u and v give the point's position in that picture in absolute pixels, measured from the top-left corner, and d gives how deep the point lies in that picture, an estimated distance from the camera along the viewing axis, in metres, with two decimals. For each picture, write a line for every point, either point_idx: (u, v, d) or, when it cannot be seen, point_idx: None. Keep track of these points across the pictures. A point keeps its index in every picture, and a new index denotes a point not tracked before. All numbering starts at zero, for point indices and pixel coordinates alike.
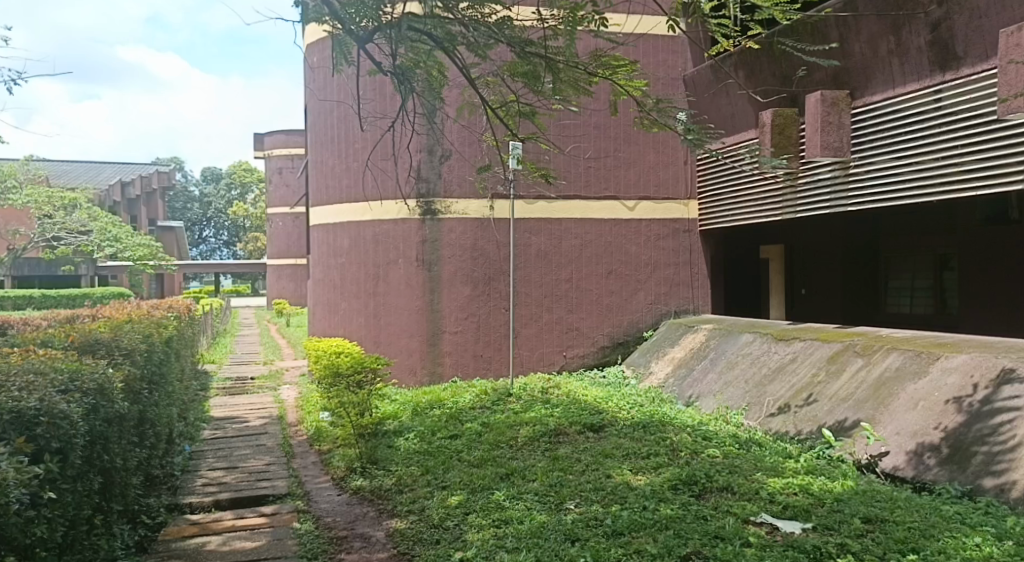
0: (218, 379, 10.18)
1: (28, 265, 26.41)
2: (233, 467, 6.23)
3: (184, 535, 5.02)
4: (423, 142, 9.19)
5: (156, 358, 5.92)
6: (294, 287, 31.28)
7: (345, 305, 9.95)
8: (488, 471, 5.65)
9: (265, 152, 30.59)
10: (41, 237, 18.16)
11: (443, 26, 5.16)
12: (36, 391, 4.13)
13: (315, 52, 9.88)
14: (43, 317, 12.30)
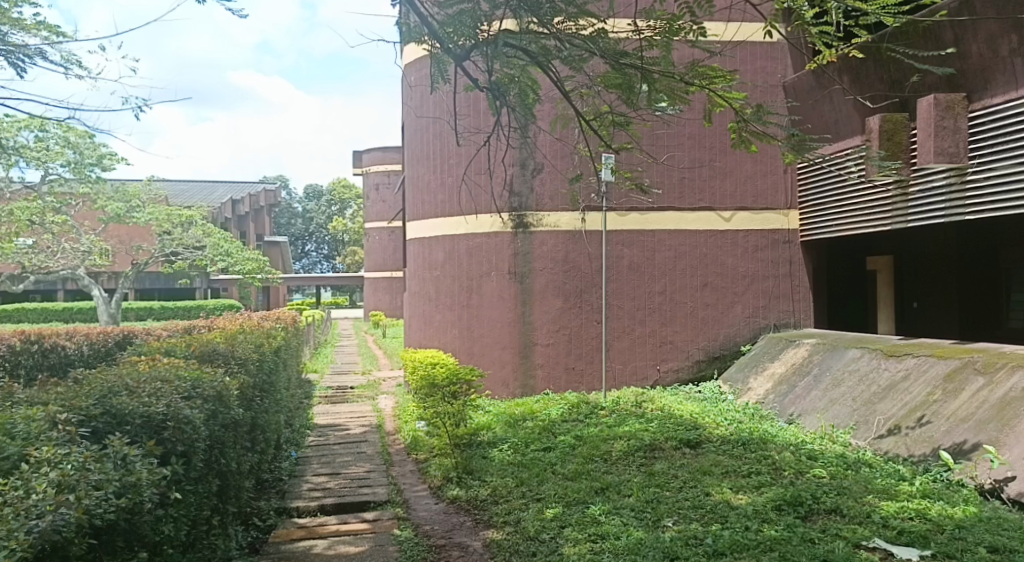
0: (321, 388, 10.61)
1: (150, 279, 28.43)
2: (336, 473, 6.45)
3: (293, 538, 5.23)
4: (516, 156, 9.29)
5: (267, 366, 6.24)
6: (390, 300, 32.17)
7: (439, 317, 10.13)
8: (583, 485, 5.62)
9: (363, 169, 31.80)
10: (161, 251, 19.59)
11: (538, 42, 5.17)
12: (163, 397, 4.49)
13: (413, 71, 10.19)
14: (163, 327, 13.27)
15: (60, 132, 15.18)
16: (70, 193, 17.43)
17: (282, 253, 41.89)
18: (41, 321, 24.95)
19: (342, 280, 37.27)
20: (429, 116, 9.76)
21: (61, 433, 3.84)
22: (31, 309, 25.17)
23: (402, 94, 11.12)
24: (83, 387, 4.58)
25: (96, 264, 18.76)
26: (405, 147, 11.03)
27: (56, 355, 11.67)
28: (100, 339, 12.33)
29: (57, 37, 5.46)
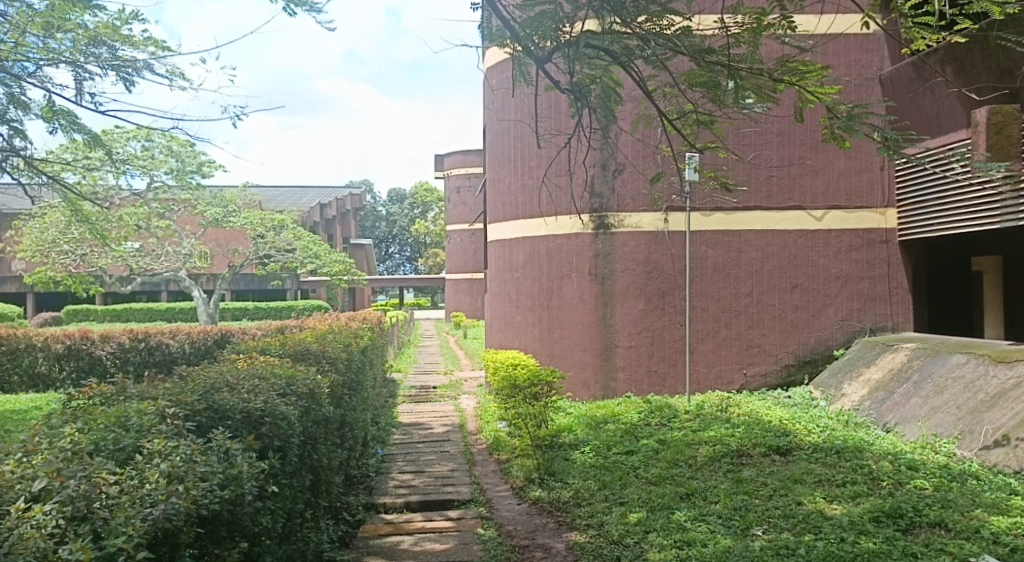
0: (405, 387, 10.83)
1: (245, 281, 29.42)
2: (421, 471, 6.58)
3: (381, 533, 5.36)
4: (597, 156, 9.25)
5: (354, 364, 6.42)
6: (470, 301, 32.57)
7: (520, 319, 10.18)
8: (667, 490, 5.53)
9: (444, 172, 32.49)
10: (255, 253, 20.49)
11: (620, 41, 5.15)
12: (260, 393, 4.71)
13: (494, 74, 10.31)
14: (256, 327, 13.88)
15: (164, 141, 16.03)
16: (174, 198, 18.43)
17: (367, 255, 43.08)
18: (147, 320, 26.57)
19: (423, 281, 37.97)
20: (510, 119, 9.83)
21: (170, 426, 4.07)
22: (138, 309, 26.85)
23: (483, 98, 11.26)
24: (188, 383, 4.84)
25: (196, 267, 19.70)
26: (485, 150, 11.14)
27: (161, 353, 12.63)
28: (202, 337, 12.99)
29: (163, 51, 5.76)
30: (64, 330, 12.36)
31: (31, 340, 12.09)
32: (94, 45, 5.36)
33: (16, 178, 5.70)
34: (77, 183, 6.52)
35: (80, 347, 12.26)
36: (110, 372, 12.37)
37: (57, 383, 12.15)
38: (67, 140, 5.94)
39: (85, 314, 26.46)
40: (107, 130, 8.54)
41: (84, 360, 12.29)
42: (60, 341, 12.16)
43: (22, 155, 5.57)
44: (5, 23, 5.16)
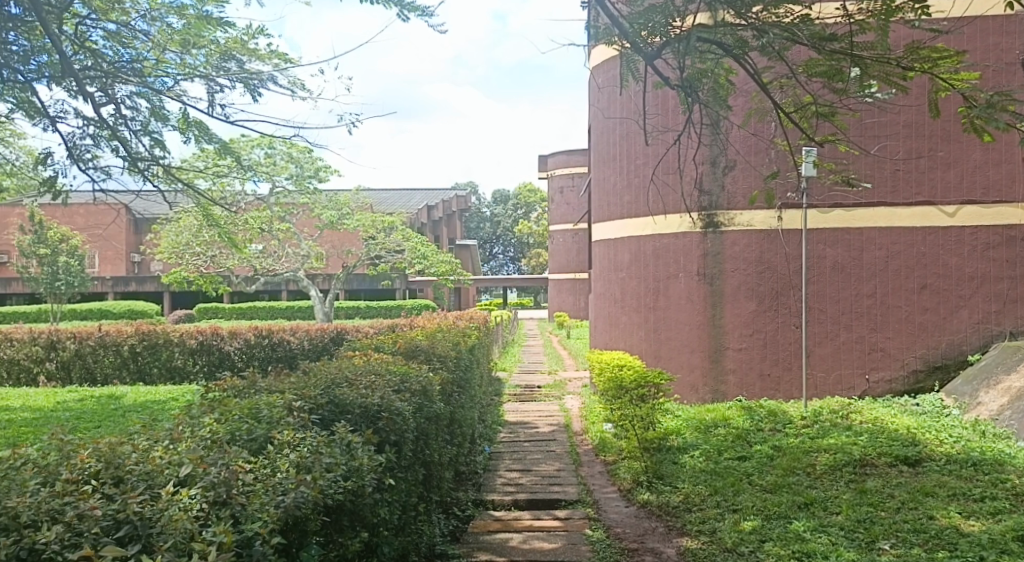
0: (510, 386, 10.97)
1: (358, 281, 30.73)
2: (528, 470, 6.63)
3: (490, 529, 5.43)
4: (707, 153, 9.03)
5: (463, 363, 6.54)
6: (573, 301, 32.58)
7: (625, 319, 10.10)
8: (784, 498, 5.32)
9: (548, 173, 32.71)
10: (367, 255, 21.31)
11: (734, 33, 4.92)
12: (378, 389, 4.89)
13: (601, 73, 10.24)
14: (369, 325, 14.44)
15: (284, 148, 16.94)
16: (294, 202, 19.52)
17: (471, 255, 43.82)
18: (269, 318, 28.16)
19: (525, 281, 38.19)
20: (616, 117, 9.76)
21: (297, 418, 4.30)
22: (260, 307, 28.50)
23: (589, 97, 11.23)
24: (311, 378, 5.09)
25: (314, 268, 20.73)
26: (590, 150, 11.11)
27: (283, 349, 13.24)
28: (320, 335, 13.49)
29: (286, 63, 6.08)
30: (197, 327, 13.32)
31: (168, 335, 13.07)
32: (224, 59, 5.67)
33: (156, 186, 6.17)
34: (208, 190, 6.98)
35: (211, 342, 13.16)
36: (238, 366, 13.17)
37: (191, 376, 13.08)
38: (199, 150, 6.36)
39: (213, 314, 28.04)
40: (239, 139, 9.16)
41: (215, 355, 13.15)
42: (193, 336, 13.13)
43: (161, 163, 6.04)
44: (149, 41, 5.69)
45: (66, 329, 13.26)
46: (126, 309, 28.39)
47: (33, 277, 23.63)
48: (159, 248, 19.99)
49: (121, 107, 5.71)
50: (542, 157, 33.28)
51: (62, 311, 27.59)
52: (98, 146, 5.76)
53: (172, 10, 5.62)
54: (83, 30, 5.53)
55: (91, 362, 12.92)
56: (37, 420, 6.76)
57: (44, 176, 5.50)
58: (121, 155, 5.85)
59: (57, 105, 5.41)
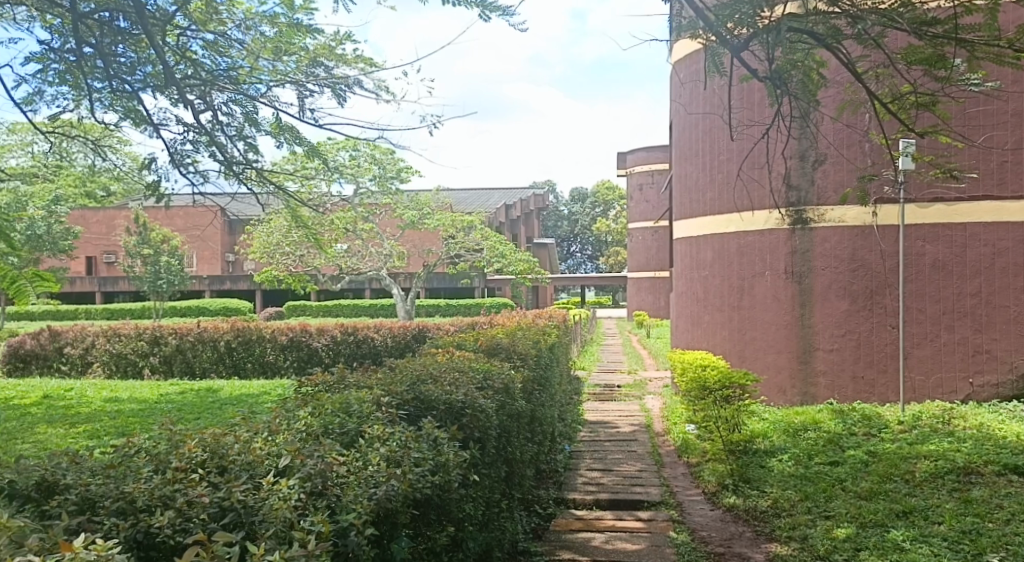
0: (589, 385, 10.94)
1: (437, 280, 31.34)
2: (609, 470, 6.58)
3: (572, 528, 5.41)
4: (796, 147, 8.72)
5: (543, 361, 6.56)
6: (653, 300, 32.22)
7: (708, 318, 9.92)
8: (880, 506, 5.09)
9: (627, 170, 32.45)
10: (446, 254, 21.70)
11: (826, 22, 4.72)
12: (461, 386, 4.96)
13: (683, 68, 10.07)
14: (449, 323, 14.68)
15: (368, 150, 17.43)
16: (377, 203, 20.06)
17: (549, 253, 43.91)
18: (353, 316, 29.04)
19: (603, 279, 37.98)
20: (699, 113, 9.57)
21: (385, 413, 4.41)
22: (346, 306, 29.50)
23: (671, 92, 11.05)
24: (397, 374, 5.22)
25: (396, 267, 21.25)
26: (671, 146, 10.95)
27: (367, 346, 13.62)
28: (402, 333, 13.82)
29: (371, 68, 6.24)
30: (287, 324, 13.87)
31: (261, 332, 13.66)
32: (313, 65, 5.83)
33: (249, 189, 6.45)
34: (297, 192, 7.24)
35: (300, 339, 13.68)
36: (326, 362, 13.63)
37: (281, 371, 13.61)
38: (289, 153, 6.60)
39: (300, 311, 29.14)
40: (328, 143, 9.49)
41: (303, 351, 13.65)
42: (284, 333, 13.69)
43: (254, 167, 6.31)
44: (245, 49, 5.93)
45: (168, 326, 14.04)
46: (221, 306, 29.85)
47: (138, 276, 25.17)
48: (251, 248, 20.96)
49: (218, 113, 5.99)
50: (621, 154, 33.05)
51: (164, 309, 29.32)
52: (197, 151, 6.05)
53: (265, 18, 5.82)
54: (184, 41, 5.82)
55: (191, 357, 13.57)
56: (144, 411, 7.18)
57: (149, 180, 5.81)
58: (219, 159, 6.14)
59: (161, 113, 5.70)
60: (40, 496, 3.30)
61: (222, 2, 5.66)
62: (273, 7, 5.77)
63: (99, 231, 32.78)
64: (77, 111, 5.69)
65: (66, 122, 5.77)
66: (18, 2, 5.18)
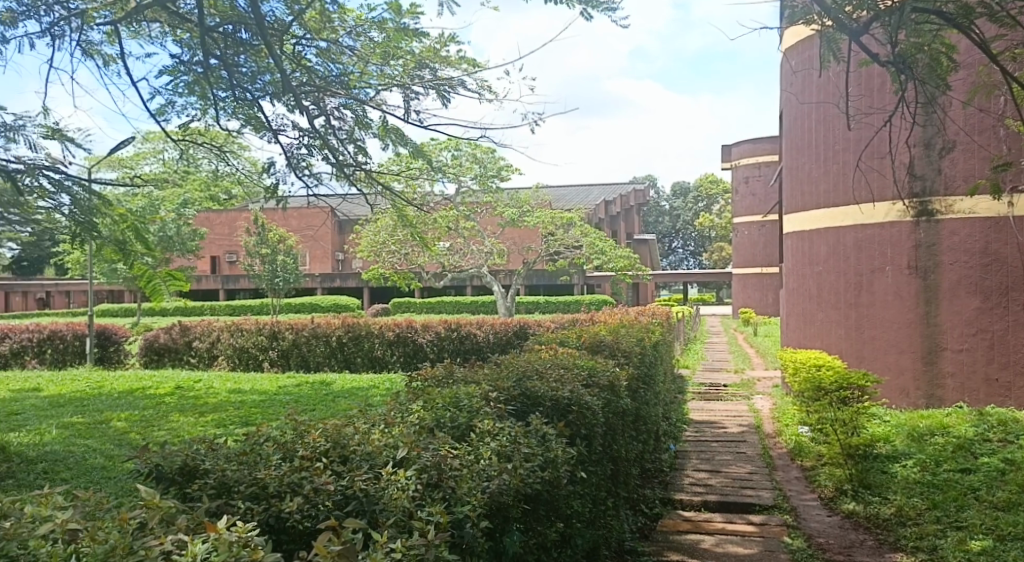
0: (693, 383, 10.72)
1: (537, 277, 31.61)
2: (717, 471, 6.42)
3: (680, 529, 5.31)
4: (921, 135, 8.21)
5: (647, 359, 6.46)
6: (760, 297, 31.27)
7: (822, 316, 9.49)
8: (1021, 518, 4.72)
9: (732, 163, 31.71)
10: (547, 251, 21.89)
11: (957, 0, 4.40)
12: (567, 383, 4.95)
13: (796, 56, 9.66)
14: (549, 320, 14.73)
15: (470, 150, 17.77)
16: (479, 201, 20.46)
17: (650, 249, 43.41)
18: (456, 312, 29.73)
19: (705, 275, 37.12)
20: (812, 102, 9.18)
21: (494, 408, 4.46)
22: (449, 303, 30.22)
23: (781, 81, 10.64)
24: (503, 370, 5.28)
25: (496, 264, 21.57)
26: (781, 137, 10.55)
27: (470, 342, 13.88)
28: (504, 329, 13.99)
29: (474, 68, 6.33)
30: (394, 320, 14.31)
31: (370, 328, 14.16)
32: (418, 68, 5.98)
33: (359, 190, 6.69)
34: (404, 192, 7.44)
35: (406, 334, 14.05)
36: (431, 357, 13.97)
37: (388, 365, 14.08)
38: (396, 154, 6.79)
39: (406, 308, 30.08)
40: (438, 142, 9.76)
41: (409, 346, 14.04)
42: (391, 329, 14.12)
43: (364, 168, 6.55)
44: (354, 55, 6.13)
45: (285, 322, 14.78)
46: (332, 303, 31.23)
47: (258, 274, 26.66)
48: (359, 247, 21.84)
49: (330, 118, 6.25)
50: (726, 147, 32.26)
51: (281, 305, 31.03)
52: (312, 154, 6.33)
53: (374, 24, 5.98)
54: (299, 50, 6.08)
55: (306, 351, 14.27)
56: (265, 402, 7.58)
57: (268, 183, 6.13)
58: (330, 162, 6.41)
59: (278, 119, 5.99)
60: (183, 479, 3.54)
61: (334, 10, 5.84)
62: (381, 13, 5.92)
63: (223, 232, 35.03)
64: (203, 119, 6.06)
65: (194, 130, 6.16)
66: (154, 19, 5.56)
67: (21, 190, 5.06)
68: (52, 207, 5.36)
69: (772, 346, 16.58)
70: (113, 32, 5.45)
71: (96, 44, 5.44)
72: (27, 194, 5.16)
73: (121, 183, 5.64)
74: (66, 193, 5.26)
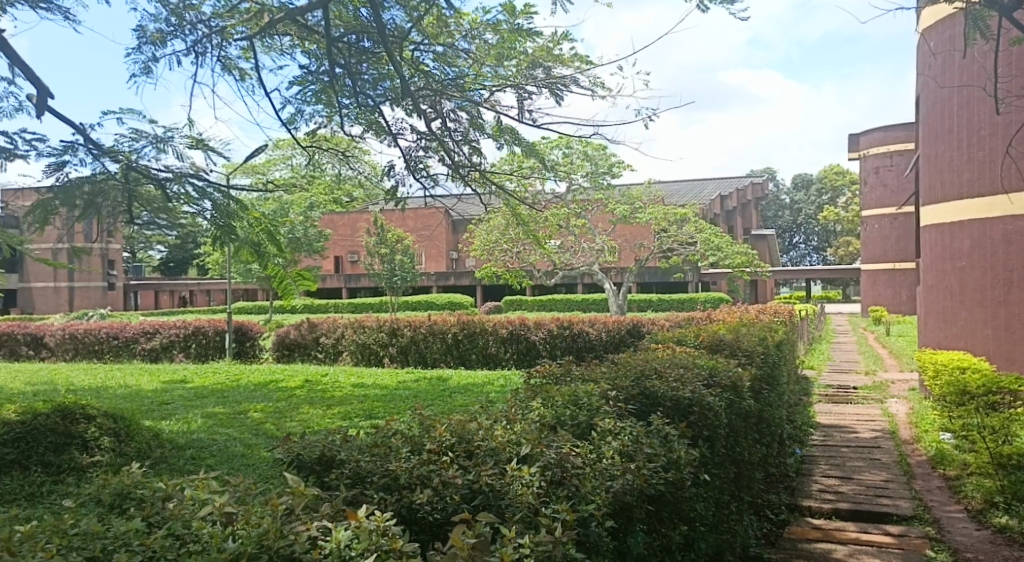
0: (819, 386, 10.24)
1: (649, 274, 31.20)
2: (848, 478, 6.10)
3: (810, 537, 5.08)
4: None
5: (771, 359, 6.22)
6: (892, 295, 29.43)
7: (965, 315, 8.80)
8: None
9: (859, 152, 29.79)
10: (659, 248, 21.60)
11: None
12: (688, 382, 4.84)
13: (933, 37, 9.03)
14: (664, 319, 14.47)
15: (581, 147, 17.72)
16: (589, 199, 20.48)
17: (768, 245, 41.83)
18: (567, 310, 29.81)
19: (829, 272, 35.36)
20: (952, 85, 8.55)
21: (615, 407, 4.43)
22: (560, 301, 30.32)
23: (917, 64, 9.98)
24: (621, 368, 5.23)
25: (608, 261, 21.46)
26: (916, 124, 9.90)
27: (583, 340, 13.87)
28: (617, 328, 13.87)
29: (587, 65, 6.28)
30: (508, 318, 14.50)
31: (484, 325, 14.42)
32: (532, 68, 5.96)
33: (474, 190, 6.83)
34: (517, 191, 7.50)
35: (519, 332, 14.21)
36: (544, 355, 14.06)
37: (502, 362, 14.30)
38: (510, 153, 6.85)
39: (517, 306, 30.45)
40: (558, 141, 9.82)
41: (523, 343, 14.18)
42: (505, 326, 14.30)
43: (478, 168, 6.68)
44: (470, 58, 6.16)
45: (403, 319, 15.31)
46: (447, 301, 32.11)
47: (377, 273, 27.76)
48: (473, 247, 22.35)
49: (446, 120, 6.41)
50: (854, 136, 30.47)
51: (399, 303, 32.19)
52: (429, 156, 6.51)
53: (489, 26, 5.97)
54: (417, 55, 6.24)
55: (423, 348, 14.70)
56: (387, 396, 7.88)
57: (388, 186, 6.36)
58: (447, 163, 6.59)
59: (398, 123, 6.19)
60: (321, 468, 3.72)
61: (451, 14, 5.92)
62: (496, 15, 5.90)
63: (344, 233, 36.75)
64: (329, 126, 6.34)
65: (320, 136, 6.46)
66: (285, 32, 5.87)
67: (169, 197, 5.40)
68: (196, 212, 5.61)
69: (906, 347, 15.58)
70: (248, 47, 5.81)
71: (234, 59, 5.81)
72: (175, 200, 5.49)
73: (254, 188, 5.94)
74: (208, 199, 5.55)
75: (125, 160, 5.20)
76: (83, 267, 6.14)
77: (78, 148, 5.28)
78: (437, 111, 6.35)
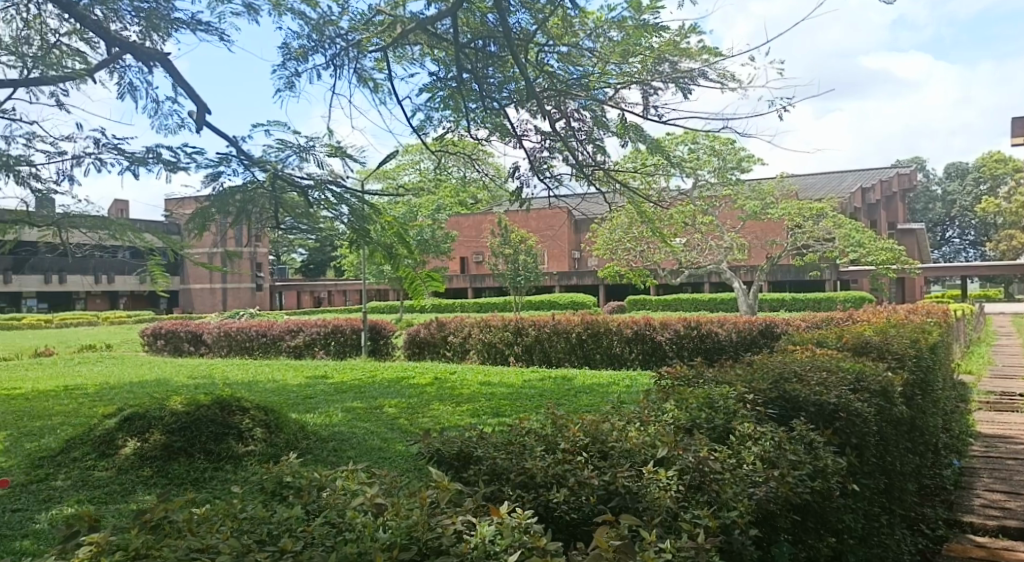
0: (979, 392, 9.44)
1: (782, 272, 29.93)
2: (1016, 493, 5.57)
3: (973, 556, 4.67)
4: None
5: (923, 363, 5.77)
6: None
7: None
8: None
9: None
10: (794, 244, 20.68)
11: None
12: (833, 387, 4.58)
13: None
14: (800, 319, 13.81)
15: (709, 142, 17.18)
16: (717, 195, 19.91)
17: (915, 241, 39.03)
18: (693, 310, 29.11)
19: (986, 268, 32.45)
20: None
21: (753, 412, 4.24)
22: (686, 300, 29.66)
23: None
24: (758, 370, 5.02)
25: (738, 259, 20.80)
26: None
27: (712, 341, 13.49)
28: (748, 328, 13.39)
29: (716, 58, 6.09)
30: (633, 318, 14.34)
31: (608, 325, 14.34)
32: (658, 63, 5.79)
33: (599, 189, 6.81)
34: (642, 189, 7.38)
35: (645, 332, 14.01)
36: (671, 356, 13.80)
37: (627, 362, 14.16)
38: (634, 151, 6.74)
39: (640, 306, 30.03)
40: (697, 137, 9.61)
41: (649, 343, 13.97)
42: (630, 326, 14.15)
43: (603, 167, 6.64)
44: (594, 57, 6.09)
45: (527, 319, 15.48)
46: (569, 301, 32.18)
47: (502, 273, 28.34)
48: (596, 246, 22.33)
49: (571, 121, 6.43)
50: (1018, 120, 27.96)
51: (523, 303, 32.68)
52: (554, 157, 6.54)
53: (613, 24, 5.88)
54: (543, 56, 6.27)
55: (547, 347, 14.79)
56: (515, 394, 8.00)
57: (513, 188, 6.43)
58: (572, 163, 6.62)
59: (523, 125, 6.25)
60: (460, 464, 3.81)
61: (575, 14, 5.91)
62: (621, 12, 5.80)
63: (469, 234, 37.75)
64: (456, 131, 6.50)
65: (449, 141, 6.64)
66: (416, 42, 6.07)
67: (311, 203, 5.79)
68: (334, 217, 5.94)
69: None
70: (381, 58, 6.04)
71: (369, 72, 6.07)
72: (316, 205, 5.86)
73: (387, 193, 6.19)
74: (345, 204, 5.88)
75: (272, 169, 5.57)
76: (238, 270, 6.64)
77: (232, 160, 5.69)
78: (562, 111, 6.37)
